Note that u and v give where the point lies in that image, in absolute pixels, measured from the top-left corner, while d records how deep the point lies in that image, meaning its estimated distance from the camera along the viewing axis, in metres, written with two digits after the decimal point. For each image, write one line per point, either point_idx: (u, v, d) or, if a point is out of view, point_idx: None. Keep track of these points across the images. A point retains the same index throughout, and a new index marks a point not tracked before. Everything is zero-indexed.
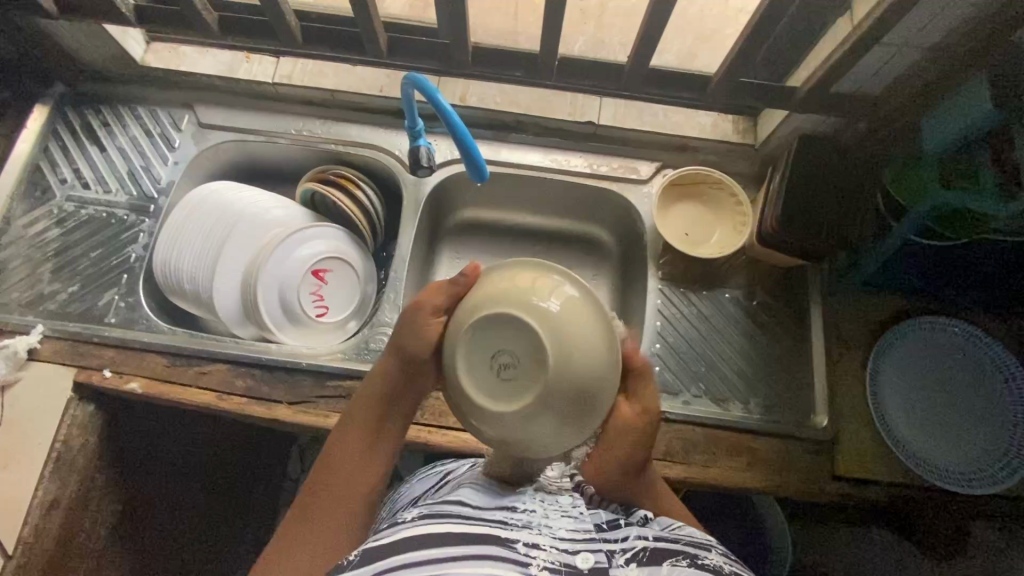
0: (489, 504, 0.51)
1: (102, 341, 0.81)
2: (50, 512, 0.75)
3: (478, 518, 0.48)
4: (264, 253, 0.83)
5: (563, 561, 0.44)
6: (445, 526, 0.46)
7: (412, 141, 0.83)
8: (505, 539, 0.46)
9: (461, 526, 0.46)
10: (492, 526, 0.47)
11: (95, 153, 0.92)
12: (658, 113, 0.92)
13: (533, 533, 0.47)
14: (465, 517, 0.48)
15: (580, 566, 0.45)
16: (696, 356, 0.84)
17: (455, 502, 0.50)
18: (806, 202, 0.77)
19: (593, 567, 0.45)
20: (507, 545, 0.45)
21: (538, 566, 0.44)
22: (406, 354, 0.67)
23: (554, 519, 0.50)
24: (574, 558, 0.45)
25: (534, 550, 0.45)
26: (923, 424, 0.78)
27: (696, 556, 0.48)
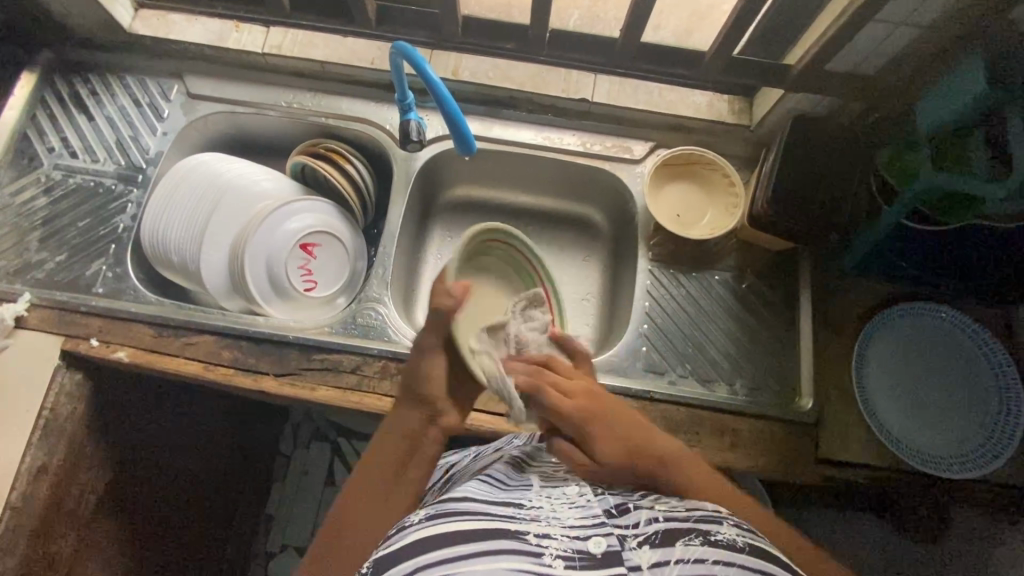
0: (495, 499, 0.52)
1: (89, 310, 0.81)
2: (38, 478, 0.76)
3: (488, 513, 0.48)
4: (252, 225, 0.83)
5: (577, 548, 0.45)
6: (455, 523, 0.46)
7: (402, 114, 0.82)
8: (515, 531, 0.46)
9: (471, 520, 0.47)
10: (500, 519, 0.47)
11: (83, 122, 0.91)
12: (653, 92, 0.90)
13: (542, 525, 0.47)
14: (474, 512, 0.48)
15: (593, 551, 0.44)
16: (683, 337, 0.84)
17: (460, 499, 0.51)
18: (799, 183, 0.76)
19: (605, 551, 0.45)
20: (520, 537, 0.45)
21: (552, 554, 0.44)
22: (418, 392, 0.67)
23: (562, 512, 0.50)
24: (587, 543, 0.45)
25: (545, 539, 0.46)
26: (908, 408, 0.78)
27: (708, 533, 0.47)
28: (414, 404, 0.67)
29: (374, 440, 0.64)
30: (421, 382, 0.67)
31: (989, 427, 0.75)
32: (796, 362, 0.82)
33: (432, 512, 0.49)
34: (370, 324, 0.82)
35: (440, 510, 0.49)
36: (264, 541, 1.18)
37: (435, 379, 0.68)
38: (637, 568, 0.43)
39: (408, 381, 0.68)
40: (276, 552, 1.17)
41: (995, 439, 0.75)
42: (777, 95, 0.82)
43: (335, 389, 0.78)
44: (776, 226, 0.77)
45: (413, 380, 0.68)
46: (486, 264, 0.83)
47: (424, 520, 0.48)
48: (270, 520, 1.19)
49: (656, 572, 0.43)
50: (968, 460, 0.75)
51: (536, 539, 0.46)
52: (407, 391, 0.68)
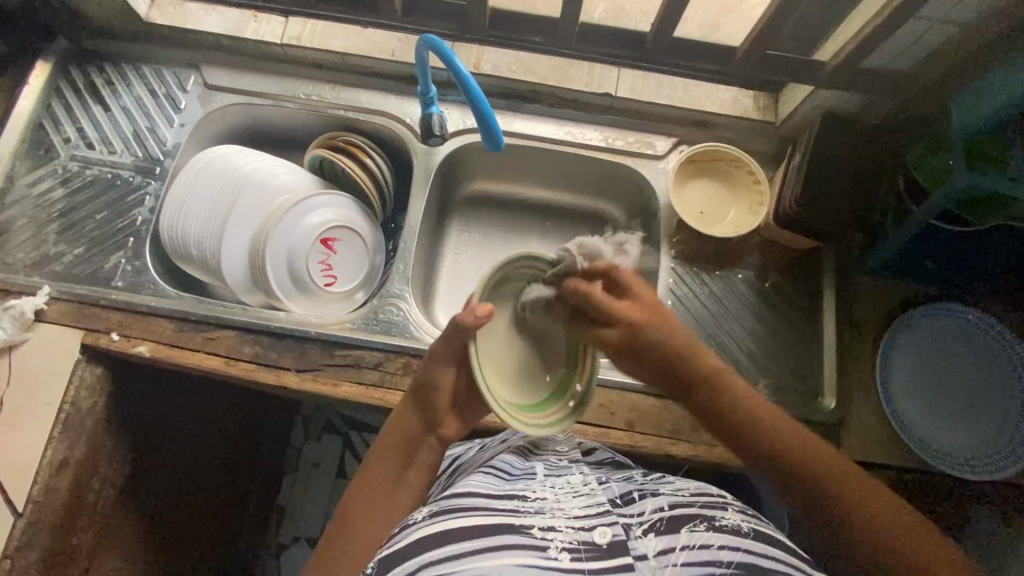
0: (501, 489, 0.55)
1: (109, 304, 0.80)
2: (60, 472, 0.76)
3: (494, 508, 0.52)
4: (272, 221, 0.82)
5: (582, 540, 0.49)
6: (462, 519, 0.50)
7: (424, 108, 0.81)
8: (522, 526, 0.50)
9: (477, 517, 0.50)
10: (506, 513, 0.51)
11: (99, 113, 0.90)
12: (677, 87, 0.89)
13: (547, 518, 0.51)
14: (481, 507, 0.51)
15: (598, 541, 0.50)
16: (707, 336, 0.84)
17: (469, 492, 0.53)
18: (828, 182, 0.75)
19: (611, 541, 0.50)
20: (525, 532, 0.49)
21: (557, 548, 0.48)
22: (424, 396, 0.67)
23: (565, 502, 0.54)
24: (593, 534, 0.50)
25: (550, 533, 0.50)
26: (929, 408, 0.78)
27: (711, 518, 0.52)
28: (418, 406, 0.68)
29: (379, 437, 0.68)
30: (433, 390, 0.67)
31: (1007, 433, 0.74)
32: (818, 362, 0.82)
33: (437, 507, 0.52)
34: (392, 320, 0.82)
35: (446, 505, 0.52)
36: (275, 533, 1.17)
37: (446, 389, 0.67)
38: (642, 556, 0.49)
39: (418, 388, 0.68)
40: (289, 544, 1.16)
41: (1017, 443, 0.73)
42: (807, 90, 0.81)
43: (357, 384, 0.77)
44: (803, 224, 0.76)
45: (424, 386, 0.67)
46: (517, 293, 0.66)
47: (429, 517, 0.51)
48: (282, 513, 1.18)
49: (663, 559, 0.48)
50: (980, 464, 0.74)
51: (540, 532, 0.50)
52: (414, 392, 0.68)
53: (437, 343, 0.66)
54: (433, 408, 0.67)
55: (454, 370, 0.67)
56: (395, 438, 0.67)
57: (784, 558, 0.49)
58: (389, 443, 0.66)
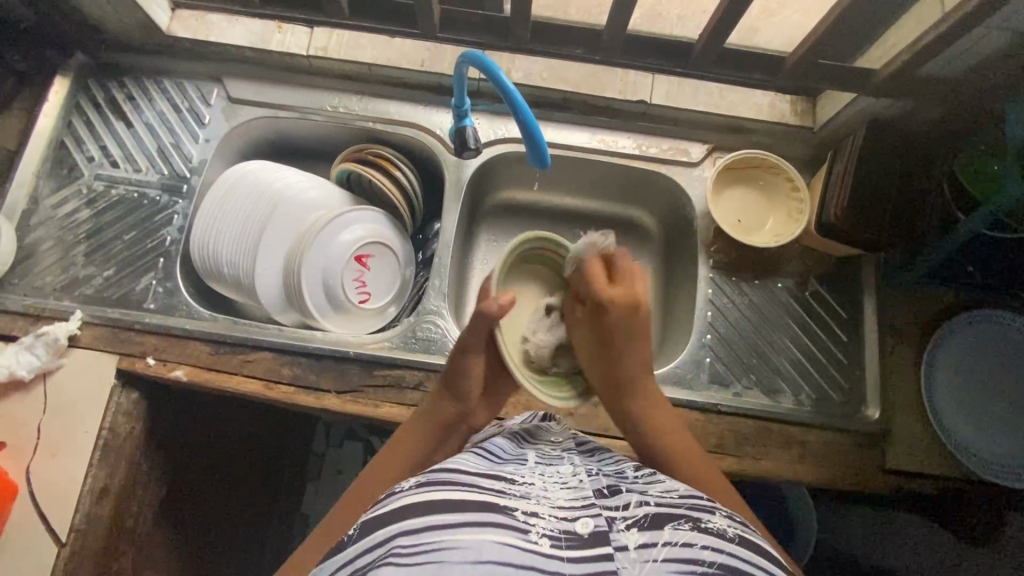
0: (487, 471, 0.51)
1: (143, 328, 0.79)
2: (101, 500, 0.75)
3: (476, 485, 0.48)
4: (307, 239, 0.81)
5: (563, 528, 0.44)
6: (444, 492, 0.46)
7: (457, 120, 0.79)
8: (504, 507, 0.45)
9: (458, 493, 0.46)
10: (489, 494, 0.47)
11: (122, 129, 0.89)
12: (713, 93, 0.87)
13: (530, 503, 0.47)
14: (460, 483, 0.48)
15: (579, 531, 0.44)
16: (747, 346, 0.83)
17: (452, 470, 0.50)
18: (873, 189, 0.74)
19: (593, 532, 0.44)
20: (506, 513, 0.45)
21: (537, 532, 0.43)
22: (454, 385, 0.69)
23: (552, 491, 0.49)
24: (574, 524, 0.45)
25: (532, 518, 0.45)
26: (979, 420, 0.77)
27: (699, 519, 0.47)
28: (450, 395, 0.70)
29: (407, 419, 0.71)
30: (463, 379, 0.69)
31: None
32: (862, 372, 0.81)
33: (424, 479, 0.49)
34: (430, 338, 0.81)
35: (433, 478, 0.49)
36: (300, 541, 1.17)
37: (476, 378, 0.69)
38: (623, 548, 0.43)
39: (450, 376, 0.70)
40: None
41: None
42: (850, 95, 0.79)
43: (398, 405, 0.76)
44: (851, 235, 0.75)
45: (452, 375, 0.70)
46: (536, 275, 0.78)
47: (414, 487, 0.47)
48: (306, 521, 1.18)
49: (644, 553, 0.43)
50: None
51: (523, 515, 0.45)
52: (445, 380, 0.71)
53: (465, 333, 0.69)
54: (463, 396, 0.70)
55: (482, 358, 0.70)
56: (423, 424, 0.69)
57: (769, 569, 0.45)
58: (417, 427, 0.69)
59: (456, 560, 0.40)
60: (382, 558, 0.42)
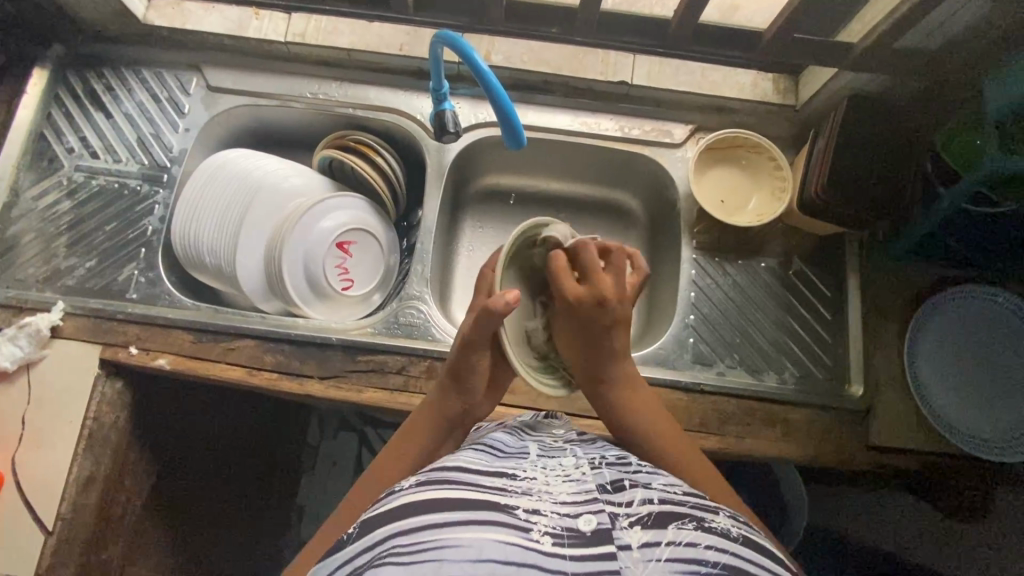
0: (488, 467, 0.51)
1: (125, 318, 0.79)
2: (87, 488, 0.75)
3: (478, 484, 0.48)
4: (286, 226, 0.80)
5: (566, 525, 0.44)
6: (442, 491, 0.46)
7: (436, 104, 0.78)
8: (505, 505, 0.45)
9: (462, 492, 0.46)
10: (492, 492, 0.47)
11: (101, 120, 0.88)
12: (694, 72, 0.87)
13: (533, 500, 0.46)
14: (461, 482, 0.48)
15: (582, 529, 0.44)
16: (731, 326, 0.83)
17: (455, 469, 0.50)
18: (855, 165, 0.74)
19: (596, 529, 0.44)
20: (508, 511, 0.44)
21: (539, 531, 0.43)
22: (459, 378, 0.68)
23: (554, 486, 0.49)
24: (576, 521, 0.44)
25: (534, 515, 0.44)
26: (966, 398, 0.76)
27: (702, 519, 0.47)
28: (455, 390, 0.69)
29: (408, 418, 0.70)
30: (469, 374, 0.68)
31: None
32: (846, 350, 0.81)
33: (423, 478, 0.49)
34: (413, 324, 0.81)
35: (432, 475, 0.50)
36: (296, 530, 1.17)
37: (483, 375, 0.68)
38: (626, 547, 0.43)
39: (455, 372, 0.69)
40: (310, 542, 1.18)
41: None
42: (831, 71, 0.79)
43: (381, 390, 0.76)
44: (831, 212, 0.75)
45: (457, 372, 0.69)
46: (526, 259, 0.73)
47: (414, 486, 0.48)
48: (302, 511, 1.17)
49: (648, 552, 0.43)
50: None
51: (525, 514, 0.44)
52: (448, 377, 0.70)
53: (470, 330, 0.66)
54: (467, 391, 0.69)
55: (488, 355, 0.68)
56: (428, 423, 0.68)
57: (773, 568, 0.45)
58: (421, 424, 0.68)
59: (456, 559, 0.40)
60: (380, 557, 0.42)
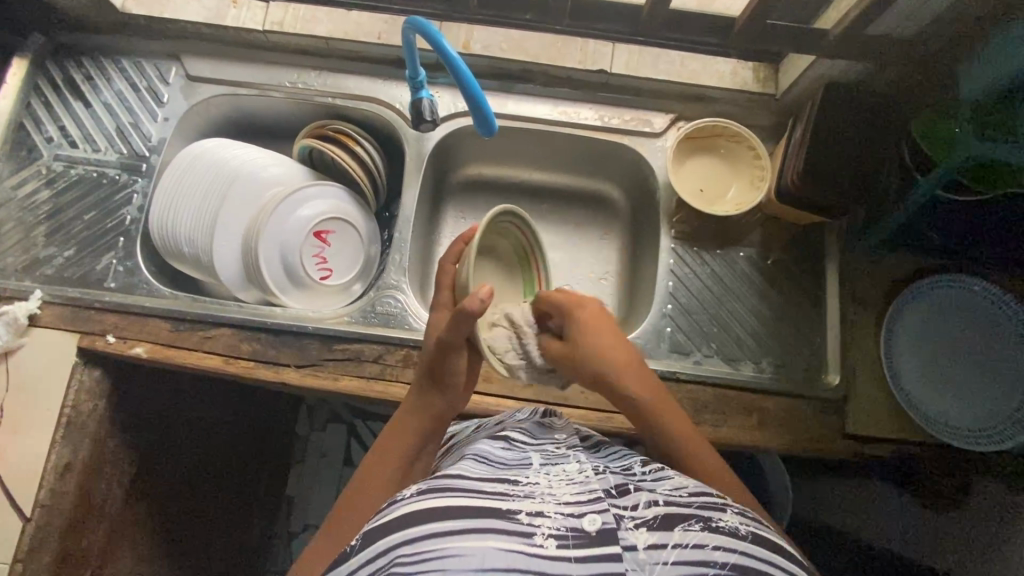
0: (491, 473, 0.50)
1: (103, 306, 0.79)
2: (65, 476, 0.76)
3: (480, 490, 0.47)
4: (263, 214, 0.81)
5: (570, 526, 0.44)
6: (444, 497, 0.46)
7: (413, 92, 0.78)
8: (507, 510, 0.45)
9: (462, 499, 0.45)
10: (494, 497, 0.46)
11: (80, 110, 0.88)
12: (674, 61, 0.87)
13: (536, 503, 0.46)
14: (462, 488, 0.47)
15: (587, 529, 0.44)
16: (708, 316, 0.83)
17: (456, 474, 0.49)
18: (832, 153, 0.73)
19: (601, 529, 0.44)
20: (510, 517, 0.44)
21: (543, 534, 0.43)
22: (438, 375, 0.68)
23: (557, 487, 0.49)
24: (581, 521, 0.44)
25: (538, 518, 0.44)
26: (939, 385, 0.76)
27: (709, 519, 0.47)
28: (437, 387, 0.68)
29: (393, 417, 0.69)
30: (449, 370, 0.67)
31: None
32: (823, 339, 0.81)
33: (425, 485, 0.48)
34: (390, 313, 0.81)
35: (434, 483, 0.48)
36: (286, 521, 1.20)
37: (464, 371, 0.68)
38: (632, 548, 0.44)
39: (434, 367, 0.68)
40: (299, 531, 1.20)
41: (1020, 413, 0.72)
42: (809, 59, 0.78)
43: (358, 378, 0.77)
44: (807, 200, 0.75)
45: (438, 369, 0.68)
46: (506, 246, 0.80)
47: (416, 493, 0.47)
48: (292, 500, 1.21)
49: (653, 554, 0.44)
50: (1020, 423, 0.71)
51: (527, 518, 0.44)
52: (428, 374, 0.69)
53: (445, 332, 0.66)
54: (449, 386, 0.68)
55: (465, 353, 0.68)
56: (414, 424, 0.67)
57: (781, 563, 0.46)
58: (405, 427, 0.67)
59: (459, 569, 0.41)
60: (385, 568, 0.42)
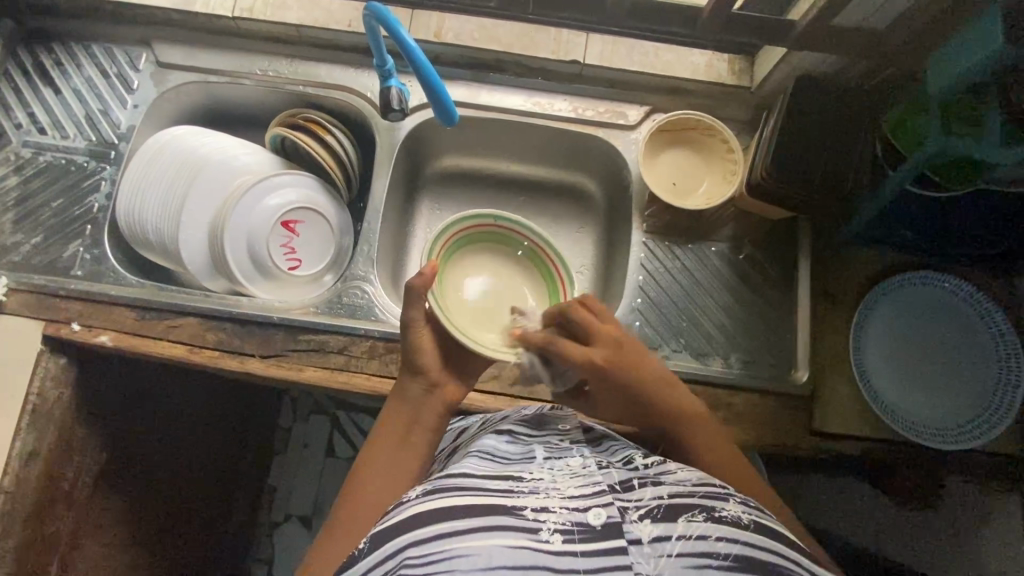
0: (494, 471, 0.50)
1: (68, 294, 0.79)
2: (30, 463, 0.75)
3: (485, 489, 0.46)
4: (230, 203, 0.80)
5: (575, 520, 0.44)
6: (452, 499, 0.45)
7: (382, 81, 0.78)
8: (513, 507, 0.45)
9: (468, 498, 0.45)
10: (499, 495, 0.46)
11: (50, 96, 0.87)
12: (649, 52, 0.86)
13: (542, 498, 0.46)
14: (470, 488, 0.46)
15: (592, 523, 0.44)
16: (677, 310, 0.82)
17: (460, 475, 0.48)
18: (801, 146, 0.72)
19: (606, 523, 0.44)
20: (516, 514, 0.44)
21: (549, 530, 0.43)
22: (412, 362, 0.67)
23: (561, 482, 0.48)
24: (586, 515, 0.44)
25: (543, 514, 0.44)
26: (913, 384, 0.75)
27: (712, 508, 0.45)
28: (411, 373, 0.68)
29: (383, 414, 0.67)
30: (415, 354, 0.67)
31: (997, 389, 0.72)
32: (792, 335, 0.81)
33: (431, 487, 0.48)
34: (357, 304, 0.80)
35: (440, 483, 0.48)
36: (268, 512, 1.20)
37: (426, 349, 0.67)
38: (636, 541, 0.43)
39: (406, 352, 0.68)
40: (280, 521, 1.20)
41: (992, 411, 0.72)
42: (782, 51, 0.78)
43: (323, 369, 0.76)
44: (776, 194, 0.74)
45: (405, 351, 0.68)
46: (491, 245, 0.74)
47: (422, 495, 0.46)
48: (273, 492, 1.21)
49: (658, 547, 0.43)
50: (980, 424, 0.72)
51: (533, 514, 0.44)
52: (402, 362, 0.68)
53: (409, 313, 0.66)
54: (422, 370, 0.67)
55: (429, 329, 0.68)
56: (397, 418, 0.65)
57: (787, 553, 0.44)
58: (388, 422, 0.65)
59: (467, 569, 0.40)
60: (393, 572, 0.41)
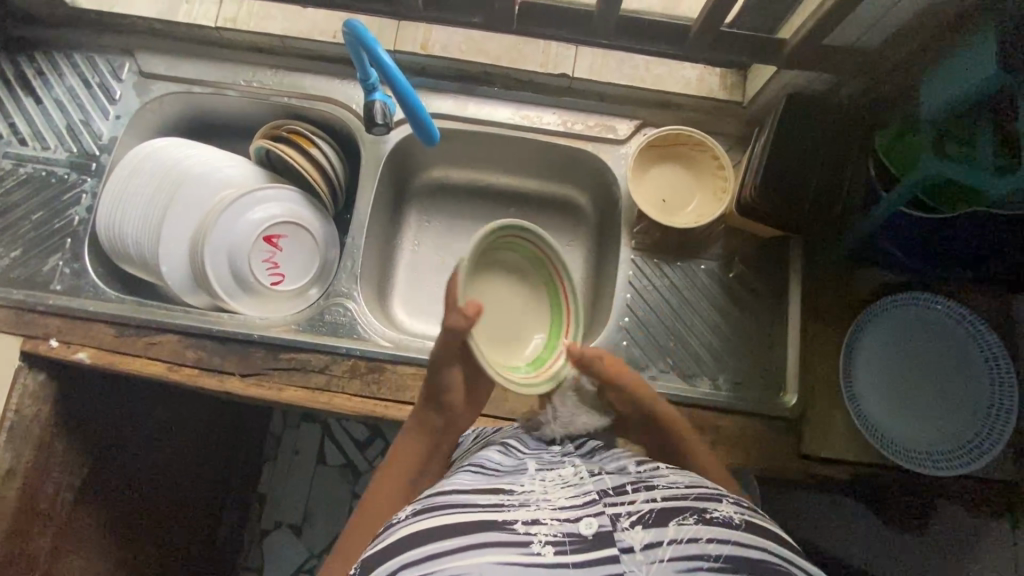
0: (485, 484, 0.49)
1: (47, 310, 0.78)
2: (6, 482, 0.75)
3: (475, 504, 0.45)
4: (214, 219, 0.79)
5: (566, 531, 0.42)
6: (443, 517, 0.44)
7: (367, 95, 0.76)
8: (503, 521, 0.43)
9: (457, 514, 0.44)
10: (489, 509, 0.44)
11: (31, 106, 0.86)
12: (639, 66, 0.85)
13: (532, 510, 0.44)
14: (461, 504, 0.45)
15: (584, 533, 0.42)
16: (664, 330, 0.81)
17: (450, 491, 0.48)
18: (791, 167, 0.71)
19: (598, 532, 0.42)
20: (507, 529, 0.42)
21: (540, 542, 0.41)
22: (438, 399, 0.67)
23: (552, 492, 0.47)
24: (577, 526, 0.42)
25: (534, 526, 0.42)
26: (902, 408, 0.74)
27: (704, 511, 0.44)
28: (433, 407, 0.68)
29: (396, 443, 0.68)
30: (444, 392, 0.67)
31: (987, 414, 0.70)
32: (782, 356, 0.79)
33: (421, 506, 0.47)
34: (339, 321, 0.79)
35: (429, 502, 0.47)
36: (257, 521, 1.20)
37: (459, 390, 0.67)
38: (628, 549, 0.41)
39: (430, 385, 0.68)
40: (270, 530, 1.19)
41: (982, 437, 0.70)
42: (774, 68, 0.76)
43: (304, 389, 0.75)
44: (766, 214, 0.72)
45: (435, 389, 0.67)
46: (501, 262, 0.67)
47: (411, 516, 0.46)
48: (263, 501, 1.20)
49: (650, 553, 0.40)
50: (970, 450, 0.70)
51: (524, 527, 0.42)
52: (426, 395, 0.68)
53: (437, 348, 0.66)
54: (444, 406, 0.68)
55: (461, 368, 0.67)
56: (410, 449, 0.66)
57: (781, 552, 0.42)
58: (401, 452, 0.66)
59: None
60: None
